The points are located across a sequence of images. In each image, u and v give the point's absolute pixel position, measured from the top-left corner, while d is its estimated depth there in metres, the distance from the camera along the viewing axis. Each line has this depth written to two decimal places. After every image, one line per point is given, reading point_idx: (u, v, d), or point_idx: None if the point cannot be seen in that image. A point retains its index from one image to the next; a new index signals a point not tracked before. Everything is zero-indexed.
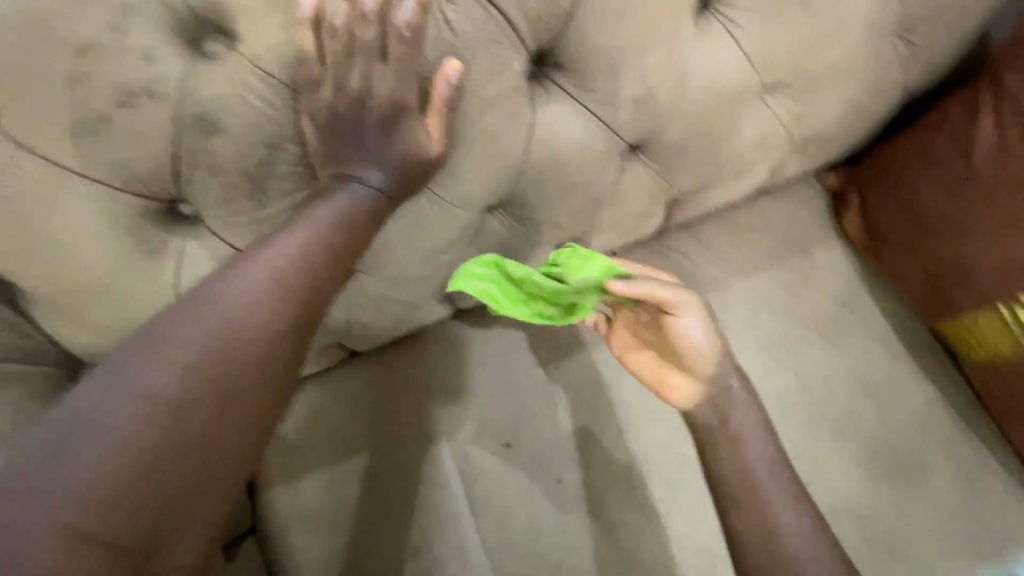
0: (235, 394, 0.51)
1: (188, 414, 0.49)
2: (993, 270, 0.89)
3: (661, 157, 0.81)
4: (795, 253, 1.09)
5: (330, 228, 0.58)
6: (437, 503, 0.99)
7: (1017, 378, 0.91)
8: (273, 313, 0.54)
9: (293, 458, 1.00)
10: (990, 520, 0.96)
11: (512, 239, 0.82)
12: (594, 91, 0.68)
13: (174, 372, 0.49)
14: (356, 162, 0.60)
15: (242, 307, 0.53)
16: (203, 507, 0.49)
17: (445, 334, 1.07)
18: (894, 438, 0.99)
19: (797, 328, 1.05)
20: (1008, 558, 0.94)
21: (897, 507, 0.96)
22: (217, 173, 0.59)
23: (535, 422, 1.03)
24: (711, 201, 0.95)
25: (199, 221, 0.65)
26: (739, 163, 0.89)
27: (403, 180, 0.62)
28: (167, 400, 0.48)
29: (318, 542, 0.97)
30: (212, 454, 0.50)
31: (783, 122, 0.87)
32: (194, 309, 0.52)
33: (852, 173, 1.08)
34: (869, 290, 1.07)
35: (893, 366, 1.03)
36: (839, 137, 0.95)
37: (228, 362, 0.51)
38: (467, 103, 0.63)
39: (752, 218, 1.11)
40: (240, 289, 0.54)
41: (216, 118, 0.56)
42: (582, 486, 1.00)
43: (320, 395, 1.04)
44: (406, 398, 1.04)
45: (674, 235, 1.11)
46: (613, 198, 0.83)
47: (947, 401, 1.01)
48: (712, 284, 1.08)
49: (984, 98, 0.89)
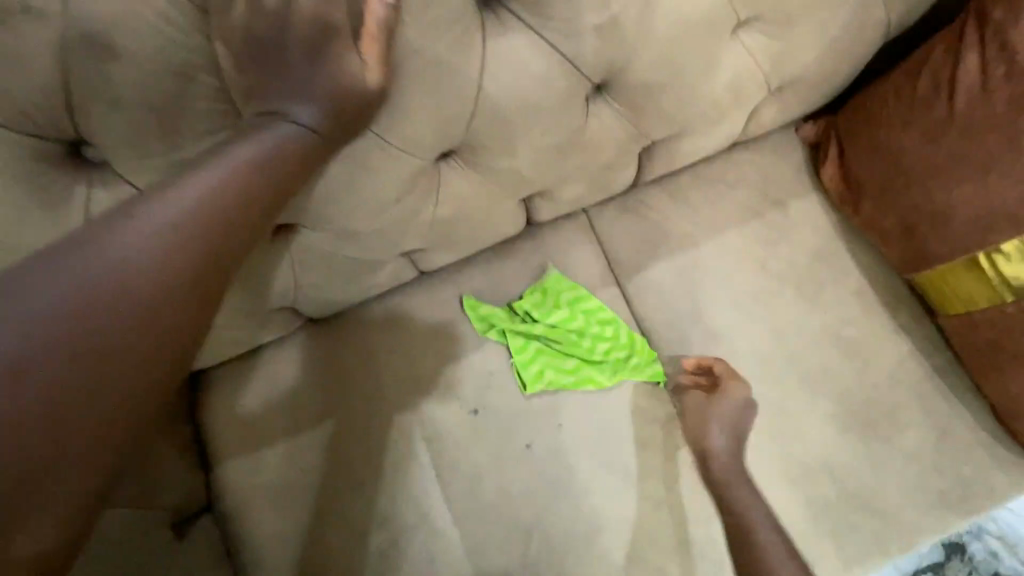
0: (118, 350, 0.47)
1: (61, 368, 0.45)
2: (972, 218, 0.86)
3: (628, 98, 0.75)
4: (771, 206, 1.06)
5: (242, 172, 0.53)
6: (402, 471, 0.96)
7: (992, 329, 0.89)
8: (171, 263, 0.50)
9: (249, 430, 0.95)
10: (961, 471, 0.95)
11: (470, 190, 0.76)
12: (551, 18, 0.61)
13: (51, 319, 0.45)
14: (281, 96, 0.54)
15: (135, 254, 0.49)
16: (75, 474, 0.45)
17: (408, 297, 1.01)
18: (868, 394, 0.97)
19: (772, 284, 1.02)
20: (977, 508, 0.94)
21: (868, 463, 0.95)
22: (121, 108, 0.53)
23: (504, 387, 0.99)
24: (680, 149, 0.92)
25: (109, 167, 0.58)
26: (712, 107, 0.84)
27: (336, 116, 0.56)
28: (38, 350, 0.44)
29: (278, 516, 0.93)
30: (87, 414, 0.46)
31: (760, 62, 0.81)
32: (78, 252, 0.48)
33: (831, 122, 1.03)
34: (847, 243, 1.04)
35: (870, 321, 1.00)
36: (817, 81, 0.90)
37: (115, 313, 0.47)
38: (407, 29, 0.56)
39: (727, 170, 1.07)
40: (133, 234, 0.49)
41: (110, 42, 0.50)
42: (553, 451, 0.97)
43: (276, 363, 0.98)
44: (366, 366, 0.98)
45: (647, 190, 1.06)
46: (578, 144, 0.77)
47: (923, 356, 0.99)
48: (685, 240, 1.04)
49: (969, 34, 0.84)
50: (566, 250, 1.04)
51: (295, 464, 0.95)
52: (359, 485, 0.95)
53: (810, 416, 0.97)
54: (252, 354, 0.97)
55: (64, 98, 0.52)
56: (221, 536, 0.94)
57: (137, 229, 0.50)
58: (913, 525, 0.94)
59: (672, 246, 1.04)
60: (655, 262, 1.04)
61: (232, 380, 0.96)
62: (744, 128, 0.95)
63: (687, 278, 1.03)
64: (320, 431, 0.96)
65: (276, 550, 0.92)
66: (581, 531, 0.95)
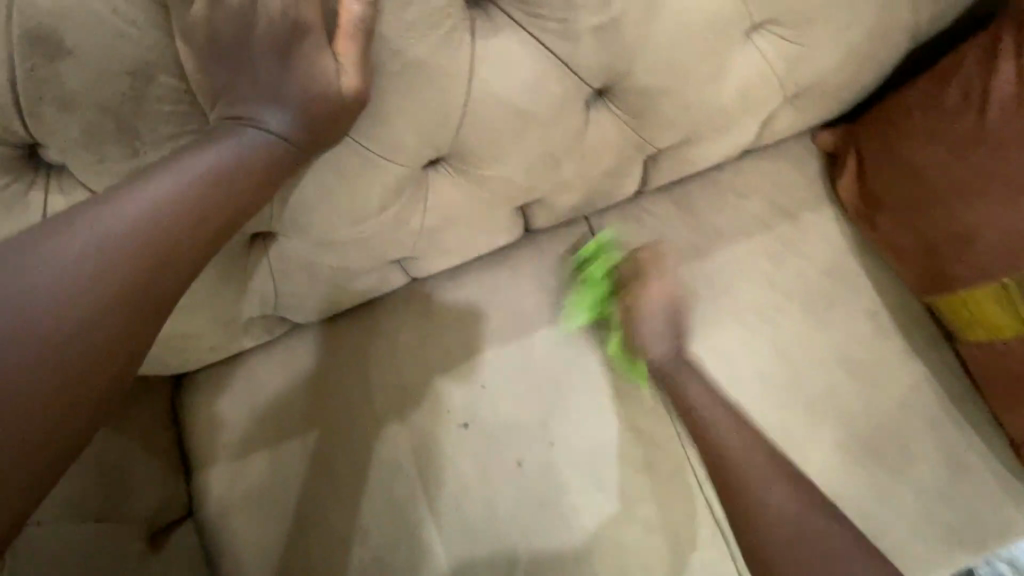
0: (53, 362, 0.46)
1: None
2: (1000, 240, 0.80)
3: (631, 103, 0.70)
4: (782, 218, 1.00)
5: (198, 180, 0.51)
6: (388, 484, 0.93)
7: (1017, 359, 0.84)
8: (115, 274, 0.48)
9: (231, 437, 0.93)
10: (974, 506, 0.90)
11: (460, 199, 0.72)
12: (545, 18, 0.57)
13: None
14: (250, 102, 0.52)
15: (78, 263, 0.48)
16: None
17: (399, 303, 0.98)
18: (879, 420, 0.92)
19: (783, 301, 0.97)
20: (989, 545, 0.89)
21: (876, 493, 0.90)
22: (73, 108, 0.50)
23: (495, 400, 0.95)
24: (687, 157, 0.86)
25: (65, 168, 0.55)
26: (721, 114, 0.78)
27: (307, 122, 0.53)
28: None
29: (258, 526, 0.91)
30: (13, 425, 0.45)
31: (774, 67, 0.76)
32: (24, 257, 0.47)
33: (851, 131, 0.96)
34: (861, 259, 0.99)
35: (883, 343, 0.95)
36: (835, 88, 0.85)
37: (49, 324, 0.46)
38: (385, 29, 0.52)
39: (737, 179, 1.02)
40: (80, 242, 0.48)
41: (61, 40, 0.48)
42: (544, 467, 0.94)
43: (261, 368, 0.95)
44: (354, 374, 0.95)
45: (652, 197, 1.02)
46: (576, 151, 0.72)
47: (939, 382, 0.94)
48: (690, 252, 1.00)
49: (1005, 43, 0.78)
50: (565, 258, 1.00)
51: (277, 473, 0.92)
52: (343, 498, 0.92)
53: (816, 442, 0.92)
54: (238, 358, 0.95)
55: (15, 97, 0.49)
56: (200, 544, 0.91)
57: (80, 236, 0.48)
58: (920, 561, 0.89)
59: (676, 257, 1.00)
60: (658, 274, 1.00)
61: (215, 384, 0.94)
62: (755, 136, 0.90)
63: (691, 291, 0.98)
64: (304, 440, 0.93)
65: (255, 561, 0.90)
66: (571, 553, 0.91)
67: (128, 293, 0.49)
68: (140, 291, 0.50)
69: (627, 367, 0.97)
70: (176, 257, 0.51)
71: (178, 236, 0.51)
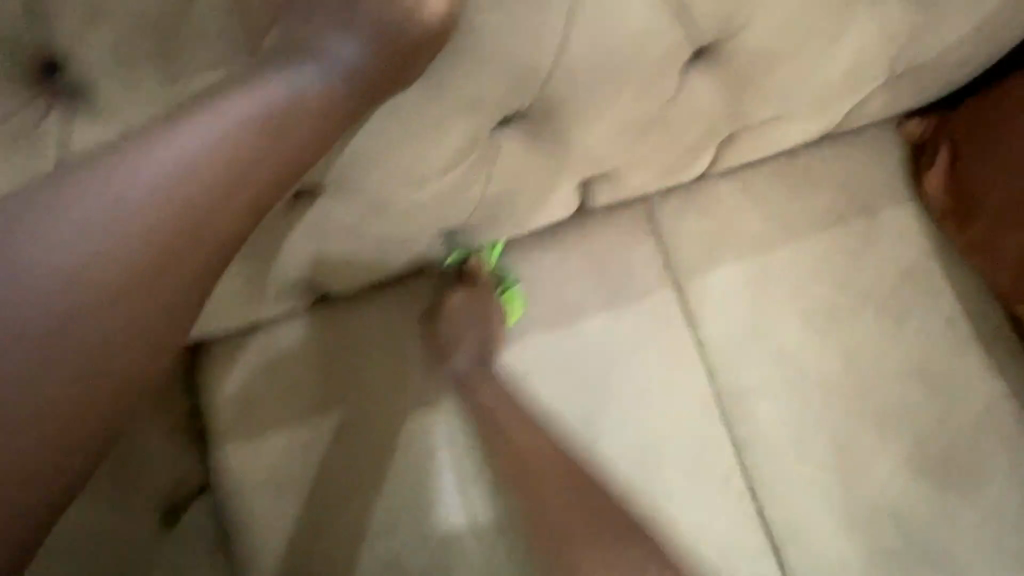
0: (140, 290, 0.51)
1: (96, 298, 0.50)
2: None
3: (730, 67, 0.62)
4: (858, 212, 0.92)
5: (263, 117, 0.51)
6: (417, 472, 0.86)
7: None
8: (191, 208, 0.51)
9: (251, 412, 0.86)
10: None
11: (527, 166, 0.64)
12: None
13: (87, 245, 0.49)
14: (318, 35, 0.53)
15: (156, 196, 0.50)
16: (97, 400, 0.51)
17: (437, 279, 0.90)
18: (947, 437, 0.86)
19: (852, 302, 0.89)
20: None
21: (939, 515, 0.84)
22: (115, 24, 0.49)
23: (536, 389, 0.89)
24: (772, 137, 0.78)
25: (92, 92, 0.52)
26: (821, 88, 0.70)
27: (377, 56, 0.52)
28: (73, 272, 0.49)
29: (275, 510, 0.85)
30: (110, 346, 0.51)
31: (890, 38, 0.67)
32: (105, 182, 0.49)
33: (944, 123, 0.89)
34: (941, 262, 0.91)
35: (959, 355, 0.88)
36: (944, 68, 0.76)
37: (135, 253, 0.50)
38: None
39: (811, 165, 0.93)
40: (153, 174, 0.50)
41: None
42: (585, 465, 0.87)
43: (285, 340, 0.88)
44: (385, 353, 0.88)
45: (716, 181, 0.93)
46: (661, 120, 0.64)
47: (1015, 400, 0.87)
48: (755, 242, 0.92)
49: None
50: (618, 241, 0.92)
51: (298, 455, 0.86)
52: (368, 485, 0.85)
53: (878, 456, 0.86)
54: (260, 328, 0.87)
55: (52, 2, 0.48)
56: (214, 524, 0.85)
57: (154, 166, 0.50)
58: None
59: (739, 247, 0.92)
60: (718, 264, 0.92)
61: (234, 355, 0.87)
62: (842, 119, 0.81)
63: (753, 286, 0.91)
64: (326, 421, 0.86)
65: (270, 546, 0.84)
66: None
67: (168, 276, 0.51)
68: (179, 275, 0.52)
69: (680, 364, 0.89)
70: (242, 194, 0.52)
71: (244, 174, 0.51)
